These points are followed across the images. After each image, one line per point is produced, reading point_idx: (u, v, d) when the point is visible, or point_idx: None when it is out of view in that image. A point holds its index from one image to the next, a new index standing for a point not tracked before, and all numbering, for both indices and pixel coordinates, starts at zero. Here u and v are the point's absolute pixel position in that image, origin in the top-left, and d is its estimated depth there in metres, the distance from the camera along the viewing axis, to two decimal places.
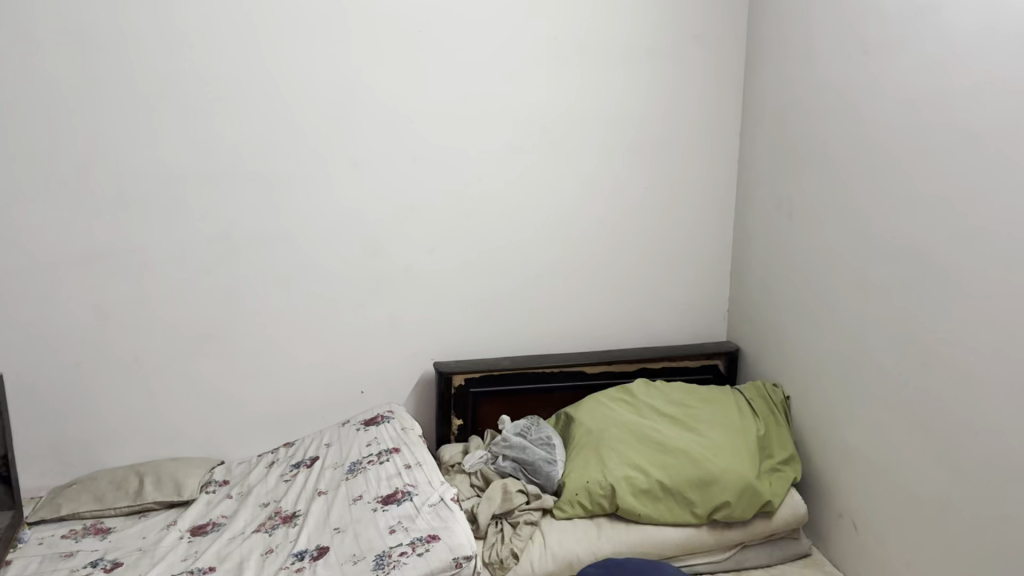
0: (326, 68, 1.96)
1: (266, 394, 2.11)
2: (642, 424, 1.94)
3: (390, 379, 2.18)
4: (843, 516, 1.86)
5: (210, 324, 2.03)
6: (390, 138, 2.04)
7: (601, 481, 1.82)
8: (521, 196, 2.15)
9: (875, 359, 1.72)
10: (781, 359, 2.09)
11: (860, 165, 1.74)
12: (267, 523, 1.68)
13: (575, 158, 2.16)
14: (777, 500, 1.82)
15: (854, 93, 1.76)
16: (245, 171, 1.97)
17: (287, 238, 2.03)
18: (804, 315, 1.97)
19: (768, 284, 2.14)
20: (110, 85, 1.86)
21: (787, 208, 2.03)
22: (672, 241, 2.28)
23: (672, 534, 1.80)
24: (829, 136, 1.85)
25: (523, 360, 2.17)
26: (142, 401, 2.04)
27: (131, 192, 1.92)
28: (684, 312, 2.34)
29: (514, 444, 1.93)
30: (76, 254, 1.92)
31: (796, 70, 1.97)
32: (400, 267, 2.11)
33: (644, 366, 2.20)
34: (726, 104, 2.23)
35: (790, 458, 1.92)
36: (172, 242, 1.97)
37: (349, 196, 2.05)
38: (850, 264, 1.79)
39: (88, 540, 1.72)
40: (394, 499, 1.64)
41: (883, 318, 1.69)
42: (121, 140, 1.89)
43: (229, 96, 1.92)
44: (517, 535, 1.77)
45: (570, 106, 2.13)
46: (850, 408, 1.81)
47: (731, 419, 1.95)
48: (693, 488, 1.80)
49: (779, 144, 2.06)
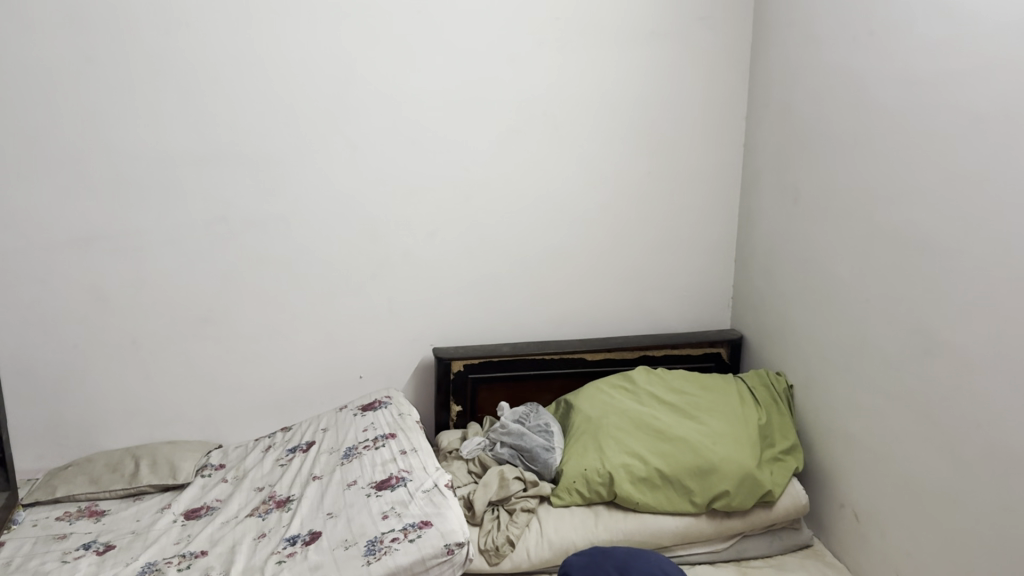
0: (323, 51, 1.93)
1: (264, 379, 2.10)
2: (642, 412, 1.91)
3: (388, 365, 2.17)
4: (845, 506, 1.82)
5: (206, 308, 2.02)
6: (389, 122, 2.01)
7: (600, 468, 1.80)
8: (523, 183, 2.12)
9: (879, 348, 1.68)
10: (784, 348, 2.05)
11: (865, 149, 1.70)
12: (261, 507, 1.66)
13: (579, 144, 2.13)
14: (778, 490, 1.79)
15: (858, 74, 1.72)
16: (243, 155, 1.95)
17: (284, 222, 2.01)
18: (808, 302, 1.93)
19: (772, 272, 2.10)
20: (104, 66, 1.84)
21: (792, 193, 1.99)
22: (676, 227, 2.25)
23: (671, 523, 1.77)
24: (835, 121, 1.81)
25: (523, 346, 2.15)
26: (139, 384, 2.03)
27: (126, 173, 1.91)
28: (688, 301, 2.31)
29: (512, 431, 1.91)
30: (72, 236, 1.91)
31: (802, 53, 1.93)
32: (398, 252, 2.09)
33: (646, 354, 2.17)
34: (733, 89, 2.19)
35: (792, 448, 1.89)
36: (169, 225, 1.95)
37: (347, 182, 2.02)
38: (855, 252, 1.74)
39: (82, 523, 1.71)
40: (388, 484, 1.62)
41: (886, 305, 1.65)
42: (116, 122, 1.88)
43: (224, 78, 1.90)
44: (513, 522, 1.74)
45: (576, 88, 2.09)
46: (852, 397, 1.78)
47: (733, 408, 1.93)
48: (692, 477, 1.77)
49: (785, 129, 2.02)
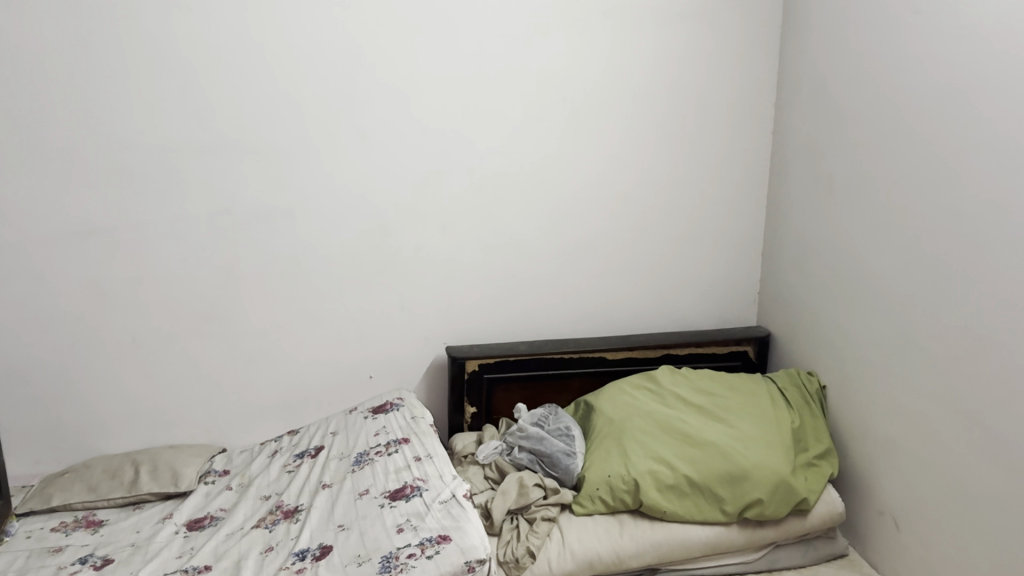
0: (330, 30, 1.83)
1: (271, 379, 2.01)
2: (668, 414, 1.81)
3: (400, 365, 2.07)
4: (883, 513, 1.73)
5: (208, 306, 1.92)
6: (400, 108, 1.91)
7: (624, 475, 1.70)
8: (542, 174, 2.02)
9: (922, 349, 1.57)
10: (815, 346, 1.95)
11: (906, 135, 1.59)
12: (268, 518, 1.57)
13: (600, 131, 2.03)
14: (813, 497, 1.70)
15: (900, 57, 1.60)
16: (246, 143, 1.85)
17: (291, 215, 1.91)
18: (841, 299, 1.83)
19: (802, 266, 1.99)
20: (99, 50, 1.74)
21: (824, 182, 1.88)
22: (701, 221, 2.15)
23: (700, 533, 1.67)
24: (870, 107, 1.69)
25: (540, 345, 2.05)
26: (140, 385, 1.93)
27: (124, 164, 1.81)
28: (713, 296, 2.21)
29: (531, 435, 1.81)
30: (68, 230, 1.82)
31: (835, 34, 1.81)
32: (410, 246, 1.99)
33: (670, 353, 2.07)
34: (762, 73, 2.08)
35: (826, 453, 1.79)
36: (169, 218, 1.86)
37: (356, 175, 1.92)
38: (894, 245, 1.63)
39: (78, 535, 1.62)
40: (402, 494, 1.52)
41: (930, 303, 1.55)
42: (112, 109, 1.78)
43: (225, 64, 1.80)
44: (534, 532, 1.64)
45: (598, 73, 1.99)
46: (892, 400, 1.67)
47: (764, 410, 1.83)
48: (723, 484, 1.67)
49: (817, 116, 1.90)
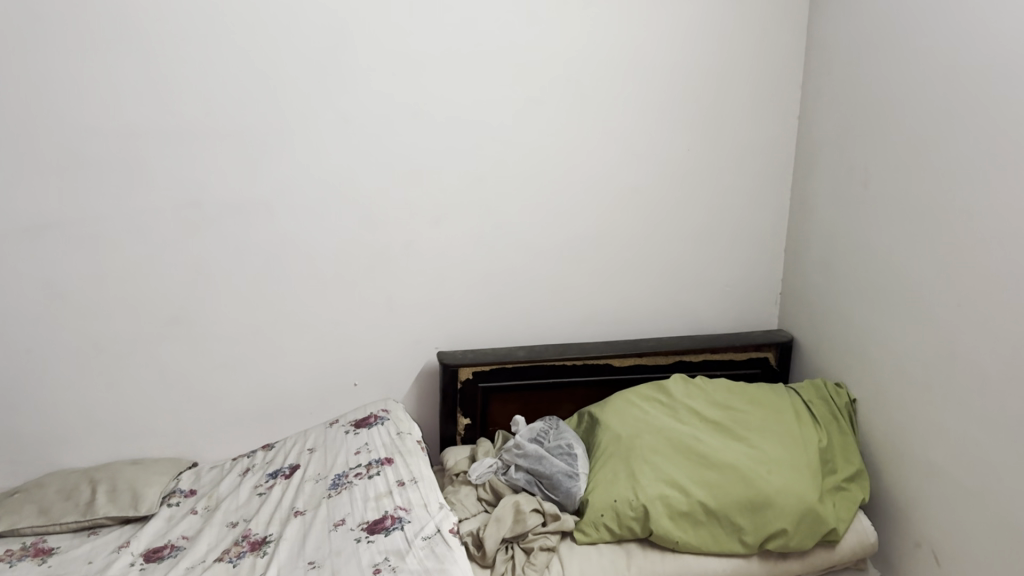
0: (308, 3, 1.64)
1: (247, 387, 1.84)
2: (682, 432, 1.64)
3: (389, 372, 1.90)
4: (922, 545, 1.55)
5: (175, 307, 1.75)
6: (387, 90, 1.72)
7: (632, 500, 1.52)
8: (544, 163, 1.84)
9: (971, 366, 1.39)
10: (844, 356, 1.76)
11: (954, 121, 1.39)
12: (232, 550, 1.40)
13: (608, 116, 1.84)
14: (842, 526, 1.53)
15: (949, 34, 1.40)
16: (216, 130, 1.67)
17: (267, 209, 1.73)
18: (875, 304, 1.64)
19: (832, 266, 1.80)
20: (51, 23, 1.55)
21: (858, 174, 1.68)
22: (719, 216, 1.97)
23: (716, 566, 1.49)
24: (912, 90, 1.50)
25: (541, 351, 1.87)
26: (103, 394, 1.77)
27: (80, 152, 1.63)
28: (731, 297, 2.03)
29: (530, 453, 1.64)
30: (19, 225, 1.64)
31: (872, 8, 1.61)
32: (398, 242, 1.81)
33: (683, 360, 1.89)
34: (788, 53, 1.88)
35: (855, 475, 1.62)
36: (133, 212, 1.68)
37: (337, 163, 1.74)
38: (940, 246, 1.44)
39: (24, 565, 1.44)
40: (381, 526, 1.36)
41: (982, 314, 1.35)
42: (65, 92, 1.59)
43: (190, 41, 1.61)
44: (531, 564, 1.46)
45: (606, 51, 1.80)
46: (934, 421, 1.49)
47: (787, 427, 1.65)
48: (743, 512, 1.49)
49: (850, 99, 1.70)
